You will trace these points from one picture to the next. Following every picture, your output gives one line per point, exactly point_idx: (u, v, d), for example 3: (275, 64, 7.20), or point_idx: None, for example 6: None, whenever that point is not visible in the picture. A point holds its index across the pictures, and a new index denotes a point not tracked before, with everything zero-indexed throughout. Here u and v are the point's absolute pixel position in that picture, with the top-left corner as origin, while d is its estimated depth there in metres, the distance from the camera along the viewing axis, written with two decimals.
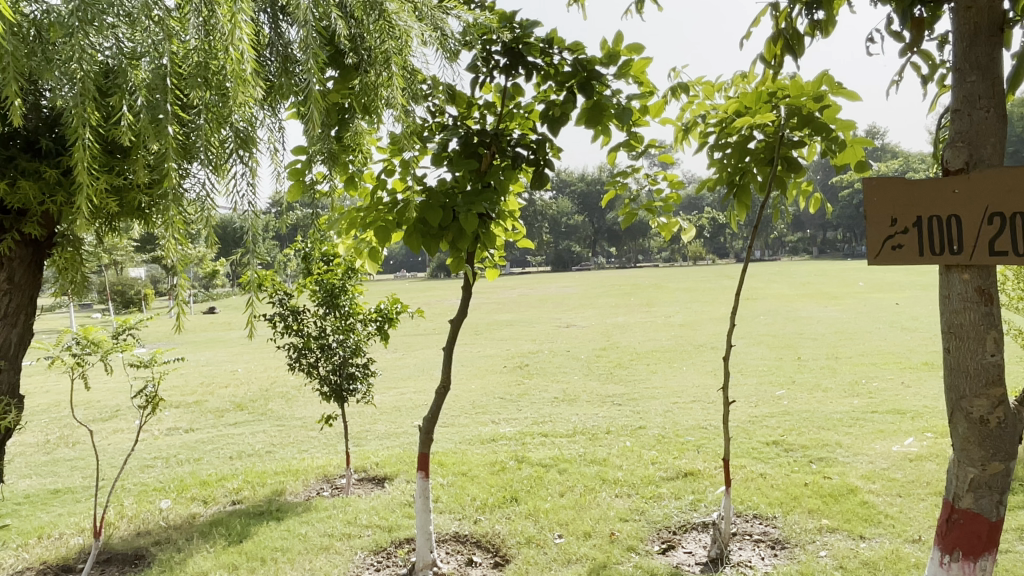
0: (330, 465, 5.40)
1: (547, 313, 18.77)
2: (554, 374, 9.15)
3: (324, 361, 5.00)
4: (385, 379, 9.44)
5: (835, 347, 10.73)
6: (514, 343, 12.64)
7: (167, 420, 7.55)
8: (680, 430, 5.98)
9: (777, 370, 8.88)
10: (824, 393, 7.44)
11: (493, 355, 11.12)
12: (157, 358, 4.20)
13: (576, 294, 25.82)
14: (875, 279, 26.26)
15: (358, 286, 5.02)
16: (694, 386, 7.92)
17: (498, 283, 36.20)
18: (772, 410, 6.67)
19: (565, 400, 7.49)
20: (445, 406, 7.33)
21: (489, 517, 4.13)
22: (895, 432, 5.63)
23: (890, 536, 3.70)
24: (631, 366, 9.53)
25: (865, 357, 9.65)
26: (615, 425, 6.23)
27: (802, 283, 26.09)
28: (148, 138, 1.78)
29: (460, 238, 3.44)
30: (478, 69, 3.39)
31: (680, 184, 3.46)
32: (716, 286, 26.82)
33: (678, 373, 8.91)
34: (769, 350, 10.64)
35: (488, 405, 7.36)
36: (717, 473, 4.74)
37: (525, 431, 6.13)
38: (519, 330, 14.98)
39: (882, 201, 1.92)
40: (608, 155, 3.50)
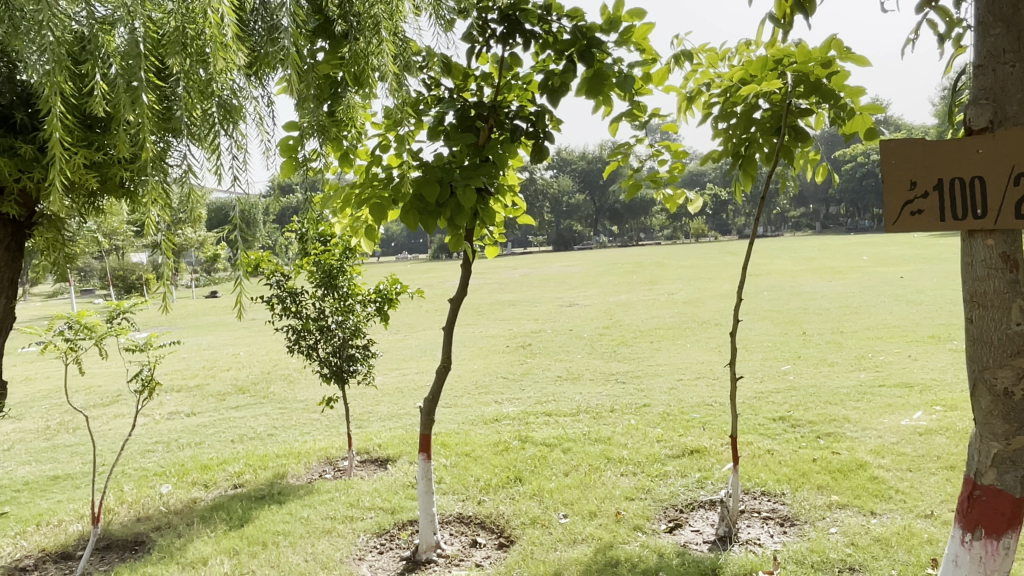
0: (332, 447, 5.34)
1: (549, 292, 18.70)
2: (556, 353, 9.09)
3: (323, 343, 4.92)
4: (387, 360, 9.38)
5: (840, 321, 10.65)
6: (516, 322, 12.57)
7: (168, 404, 7.51)
8: (686, 407, 5.91)
9: (781, 345, 8.81)
10: (829, 367, 7.36)
11: (495, 334, 11.06)
12: (152, 342, 4.14)
13: (578, 273, 25.70)
14: (879, 253, 26.15)
15: (357, 266, 4.93)
16: (698, 363, 7.85)
17: (500, 263, 36.10)
18: (778, 385, 6.60)
19: (568, 379, 7.43)
20: (447, 386, 7.27)
21: (493, 498, 4.07)
22: (904, 406, 5.56)
23: (901, 512, 3.64)
24: (634, 344, 9.46)
25: (870, 331, 9.57)
26: (619, 403, 6.17)
27: (805, 258, 25.97)
28: (124, 108, 1.68)
29: (458, 214, 3.34)
30: (474, 38, 3.27)
31: (684, 155, 3.36)
32: (719, 262, 26.71)
33: (681, 349, 8.84)
34: (774, 325, 10.56)
35: (491, 385, 7.30)
36: (724, 450, 4.68)
37: (528, 410, 6.07)
38: (522, 309, 14.90)
39: (899, 164, 1.81)
40: (609, 126, 3.39)
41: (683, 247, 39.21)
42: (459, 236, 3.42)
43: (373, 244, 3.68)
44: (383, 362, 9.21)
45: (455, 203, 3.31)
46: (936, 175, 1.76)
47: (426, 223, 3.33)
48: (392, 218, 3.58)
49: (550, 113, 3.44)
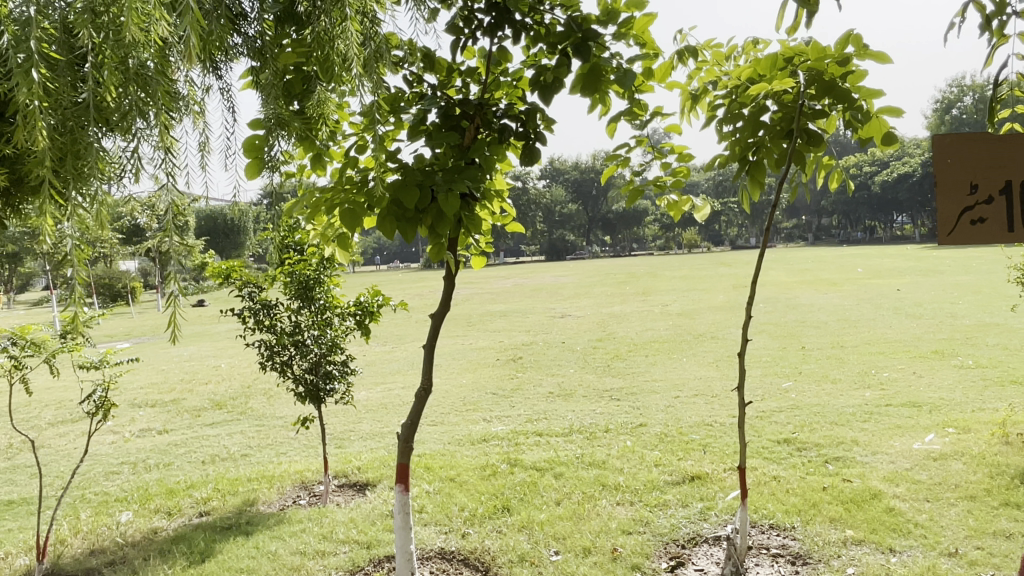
0: (308, 470, 5.00)
1: (542, 303, 18.39)
2: (549, 367, 8.77)
3: (299, 358, 4.60)
4: (373, 374, 9.04)
5: (839, 335, 10.38)
6: (508, 334, 12.25)
7: (140, 420, 7.14)
8: (684, 427, 5.61)
9: (781, 360, 8.52)
10: (832, 384, 7.07)
11: (485, 347, 10.74)
12: (108, 359, 3.82)
13: (570, 283, 25.40)
14: (874, 265, 25.97)
15: (336, 277, 4.62)
16: (696, 379, 7.55)
17: (492, 272, 35.79)
18: (780, 404, 6.29)
19: (560, 395, 7.11)
20: (435, 404, 6.94)
21: (478, 530, 3.74)
22: (914, 428, 5.27)
23: (922, 549, 3.34)
24: (629, 357, 9.16)
25: (870, 346, 9.30)
26: (614, 422, 5.85)
27: (799, 270, 25.75)
28: (15, 86, 1.35)
29: (440, 221, 3.01)
30: (459, 30, 2.98)
31: (690, 158, 3.04)
32: (712, 273, 26.48)
33: (678, 364, 8.54)
34: (772, 339, 10.28)
35: (480, 402, 6.97)
36: (727, 476, 4.37)
37: (518, 430, 5.75)
38: (513, 320, 14.57)
39: (957, 161, 1.57)
40: (607, 126, 3.10)
41: (677, 258, 39.03)
42: (441, 247, 3.09)
43: (348, 255, 3.35)
44: (368, 376, 8.88)
45: (437, 210, 2.98)
46: (1004, 177, 1.54)
47: (404, 232, 3.00)
48: (368, 226, 3.25)
49: (542, 111, 3.14)
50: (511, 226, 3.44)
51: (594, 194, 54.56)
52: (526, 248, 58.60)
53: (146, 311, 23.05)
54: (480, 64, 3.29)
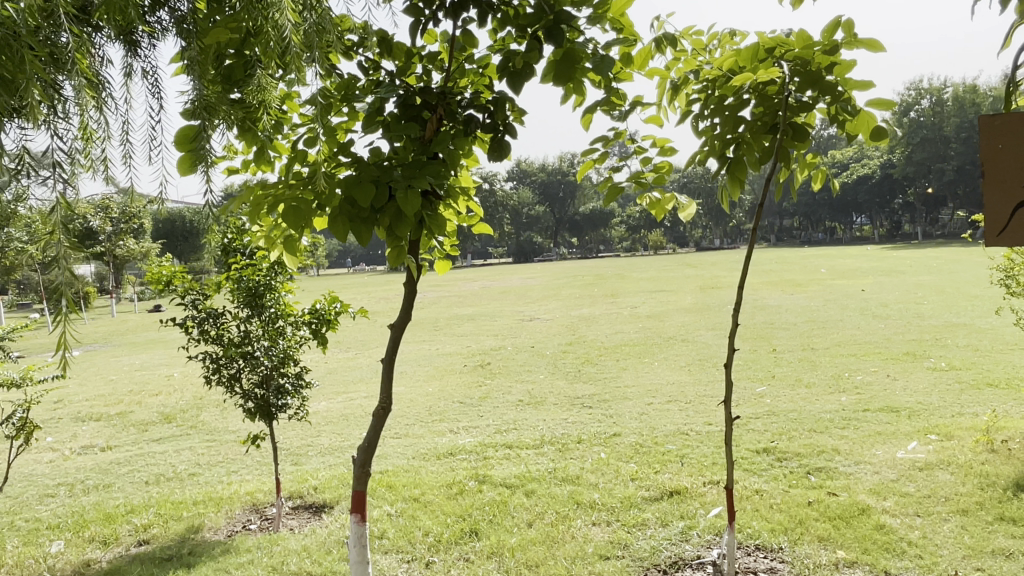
0: (260, 491, 4.65)
1: (509, 306, 18.12)
2: (517, 373, 8.49)
3: (248, 371, 4.26)
4: (334, 382, 8.67)
5: (810, 337, 10.28)
6: (474, 339, 11.94)
7: (83, 436, 6.67)
8: (659, 437, 5.37)
9: (753, 363, 8.35)
10: (807, 389, 6.90)
11: (451, 352, 10.43)
12: (29, 377, 3.44)
13: (538, 286, 25.17)
14: (837, 265, 26.21)
15: (287, 284, 4.30)
16: (669, 385, 7.33)
17: (458, 275, 35.42)
18: (756, 410, 6.09)
19: (530, 403, 6.83)
20: (399, 415, 6.62)
21: (444, 559, 3.45)
22: (895, 435, 5.11)
23: (919, 571, 3.13)
24: (600, 362, 8.92)
25: (842, 347, 9.20)
26: (586, 432, 5.59)
27: (763, 271, 25.87)
28: None
29: (398, 221, 2.69)
30: (419, 10, 2.68)
31: (673, 151, 2.77)
32: (679, 275, 26.48)
33: (649, 369, 8.32)
34: (743, 341, 10.14)
35: (446, 412, 6.66)
36: (707, 491, 4.13)
37: (486, 443, 5.45)
38: (480, 324, 14.27)
39: (1013, 147, 1.48)
40: (582, 119, 2.82)
41: (643, 259, 39.11)
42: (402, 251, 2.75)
43: (297, 260, 3.01)
44: (330, 385, 8.51)
45: (394, 209, 2.66)
46: None
47: (357, 233, 2.67)
48: (320, 227, 2.92)
49: (511, 101, 2.85)
50: (480, 229, 3.13)
51: (560, 196, 54.48)
52: (492, 250, 58.36)
53: (100, 319, 22.29)
54: (442, 50, 3.00)
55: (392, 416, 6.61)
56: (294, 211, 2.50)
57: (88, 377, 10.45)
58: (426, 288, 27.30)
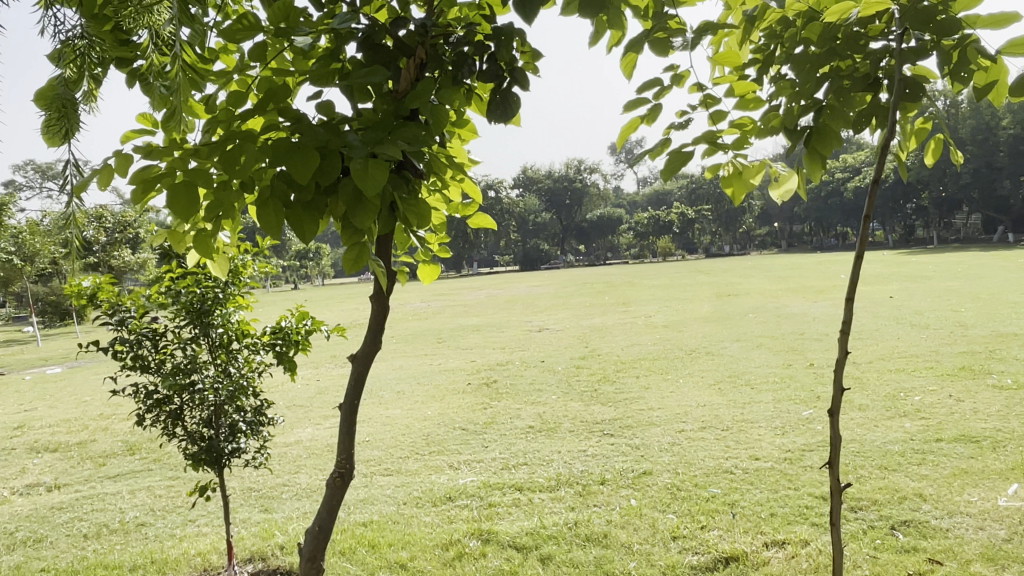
0: (216, 551, 3.80)
1: (516, 316, 17.23)
2: (527, 392, 7.62)
3: (193, 407, 3.38)
4: (324, 403, 7.81)
5: (847, 349, 9.37)
6: (480, 352, 11.07)
7: (30, 471, 5.81)
8: (698, 476, 4.51)
9: (791, 380, 7.46)
10: (861, 412, 6.00)
11: (454, 368, 9.55)
12: None
13: (546, 294, 24.28)
14: (856, 271, 25.21)
15: (243, 298, 3.48)
16: (699, 407, 6.45)
17: (463, 283, 34.48)
18: (810, 440, 5.21)
19: (542, 430, 5.94)
20: (392, 446, 5.76)
21: None
22: (987, 475, 4.23)
23: None
24: (619, 379, 8.04)
25: (887, 361, 8.31)
26: (610, 470, 4.71)
27: (780, 277, 24.88)
28: None
29: (356, 206, 1.80)
30: None
31: (760, 100, 1.90)
32: (692, 282, 25.50)
33: (675, 387, 7.43)
34: (774, 354, 9.23)
35: (446, 441, 5.80)
36: (771, 557, 3.26)
37: (491, 483, 4.61)
38: (485, 336, 13.39)
39: None
40: (623, 59, 1.96)
41: (653, 265, 38.23)
42: (363, 251, 1.86)
43: (224, 269, 2.14)
44: (318, 407, 7.66)
45: (348, 191, 1.78)
46: None
47: (292, 225, 1.79)
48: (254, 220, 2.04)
49: (521, 36, 2.00)
50: (481, 223, 2.25)
51: (568, 202, 53.68)
52: (499, 257, 57.58)
53: (93, 332, 21.50)
54: None
55: (385, 447, 5.75)
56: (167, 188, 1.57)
57: (60, 397, 9.60)
58: (430, 298, 26.41)
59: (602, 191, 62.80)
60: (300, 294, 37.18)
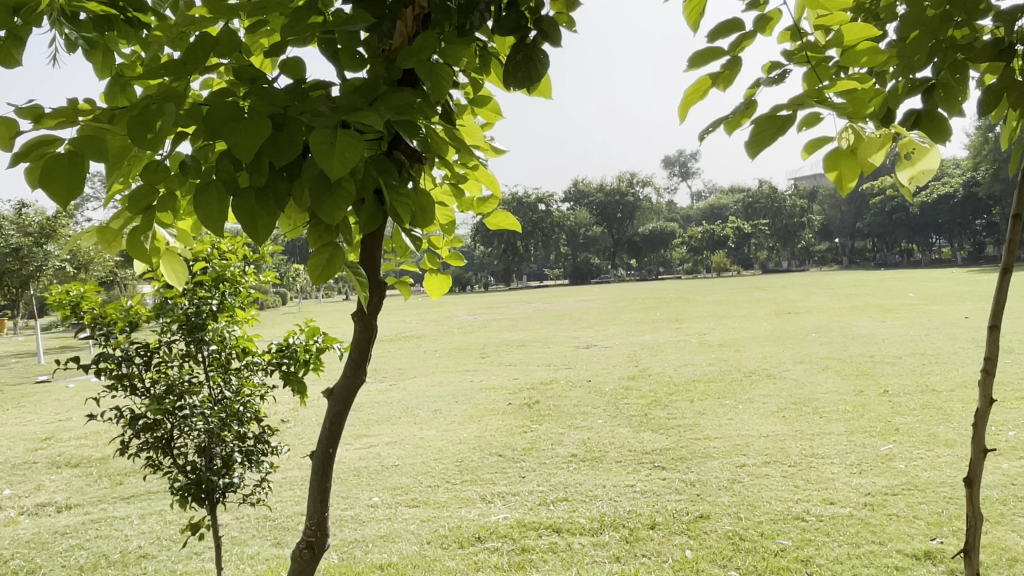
0: None
1: (564, 331, 16.67)
2: (572, 415, 7.10)
3: (185, 434, 2.97)
4: (356, 421, 7.41)
5: (924, 374, 8.56)
6: (524, 369, 10.57)
7: (46, 488, 5.54)
8: (763, 523, 3.93)
9: (864, 409, 6.76)
10: (949, 449, 5.29)
11: (496, 386, 9.07)
12: None
13: (596, 309, 23.63)
14: (925, 289, 23.90)
15: (246, 312, 3.07)
16: (761, 438, 5.83)
17: (512, 296, 34.02)
18: (891, 482, 4.57)
19: (585, 460, 5.42)
20: (422, 472, 5.31)
21: None
22: None
23: None
24: (671, 403, 7.44)
25: (971, 389, 7.51)
26: (661, 511, 4.17)
27: (842, 295, 23.72)
28: None
29: (327, 192, 1.34)
30: None
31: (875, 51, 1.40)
32: (749, 298, 24.53)
33: (733, 413, 6.81)
34: (842, 379, 8.49)
35: (481, 468, 5.33)
36: None
37: (526, 521, 4.11)
38: (531, 351, 12.89)
39: None
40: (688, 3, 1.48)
41: (707, 280, 37.23)
42: (335, 256, 1.41)
43: (180, 275, 1.69)
44: (351, 425, 7.27)
45: (314, 173, 1.33)
46: None
47: (240, 215, 1.34)
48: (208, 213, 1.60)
49: None
50: (499, 225, 1.80)
51: (619, 216, 52.95)
52: (550, 270, 57.21)
53: None
54: None
55: (414, 473, 5.30)
56: (51, 163, 1.14)
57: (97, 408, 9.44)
58: (477, 311, 25.98)
59: (655, 204, 61.82)
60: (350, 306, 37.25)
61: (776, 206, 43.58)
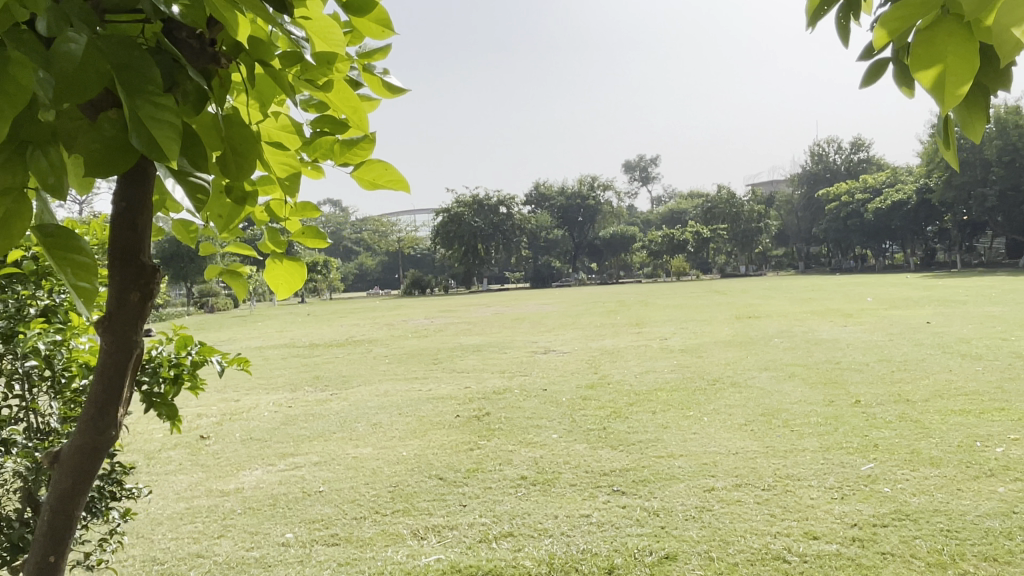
0: None
1: (522, 335, 16.05)
2: (525, 429, 6.48)
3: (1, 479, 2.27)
4: (287, 436, 6.68)
5: (895, 382, 8.14)
6: (477, 377, 9.93)
7: None
8: (739, 565, 3.36)
9: (838, 422, 6.27)
10: (936, 469, 4.80)
11: (445, 396, 8.41)
12: None
13: (556, 312, 23.09)
14: (883, 294, 23.85)
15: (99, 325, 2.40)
16: (730, 456, 5.28)
17: (470, 300, 33.30)
18: (879, 512, 4.03)
19: (536, 484, 4.80)
20: (349, 501, 4.62)
21: None
22: None
23: None
24: (633, 415, 6.87)
25: (946, 399, 7.10)
26: (620, 551, 3.57)
27: (802, 299, 23.55)
28: None
29: None
30: None
31: None
32: (710, 302, 24.25)
33: (699, 426, 6.27)
34: (811, 388, 8.00)
35: (418, 495, 4.66)
36: None
37: (461, 566, 3.46)
38: (486, 357, 12.25)
39: None
40: None
41: (667, 283, 37.01)
42: (15, 211, 0.79)
43: None
44: (280, 440, 6.54)
45: None
46: None
47: None
48: None
49: None
50: (377, 182, 1.19)
51: (581, 220, 52.53)
52: (511, 273, 56.65)
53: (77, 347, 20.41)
54: None
55: (340, 502, 4.62)
56: None
57: None
58: (436, 315, 25.19)
59: (616, 208, 61.65)
60: (302, 309, 36.04)
61: (735, 211, 43.65)
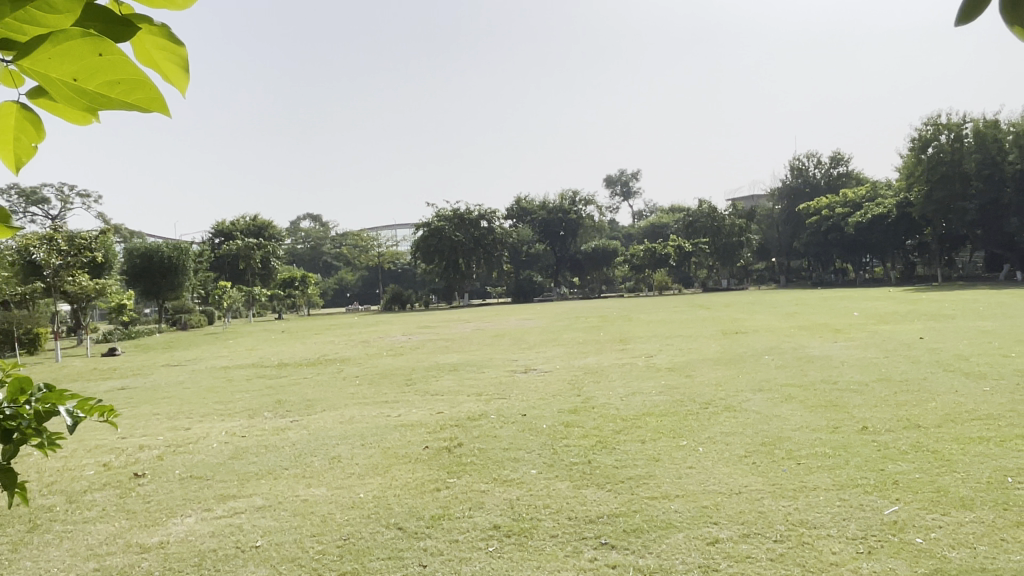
0: None
1: (502, 353, 15.34)
2: (500, 463, 5.78)
3: None
4: (233, 473, 5.92)
5: (901, 405, 7.53)
6: (451, 400, 9.20)
7: None
8: None
9: (847, 453, 5.64)
10: (970, 513, 4.18)
11: (414, 423, 7.67)
12: None
13: (537, 328, 22.40)
14: (869, 308, 23.37)
15: None
16: (733, 498, 4.62)
17: (449, 315, 32.44)
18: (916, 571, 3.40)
19: (512, 535, 4.11)
20: (289, 561, 3.89)
21: None
22: None
23: None
24: (621, 445, 6.20)
25: (959, 425, 6.49)
26: None
27: (788, 314, 23.00)
28: None
29: None
30: None
31: None
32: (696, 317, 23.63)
33: (694, 459, 5.61)
34: (811, 412, 7.37)
35: (371, 551, 3.95)
36: None
37: None
38: (462, 378, 11.52)
39: None
40: None
41: (650, 298, 36.41)
42: None
43: None
44: (224, 478, 5.79)
45: None
46: None
47: None
48: None
49: None
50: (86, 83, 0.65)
51: (562, 235, 51.90)
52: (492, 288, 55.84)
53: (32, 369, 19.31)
54: None
55: (277, 562, 3.89)
56: None
57: None
58: (414, 331, 24.37)
59: (597, 222, 61.13)
60: (275, 325, 34.94)
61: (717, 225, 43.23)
